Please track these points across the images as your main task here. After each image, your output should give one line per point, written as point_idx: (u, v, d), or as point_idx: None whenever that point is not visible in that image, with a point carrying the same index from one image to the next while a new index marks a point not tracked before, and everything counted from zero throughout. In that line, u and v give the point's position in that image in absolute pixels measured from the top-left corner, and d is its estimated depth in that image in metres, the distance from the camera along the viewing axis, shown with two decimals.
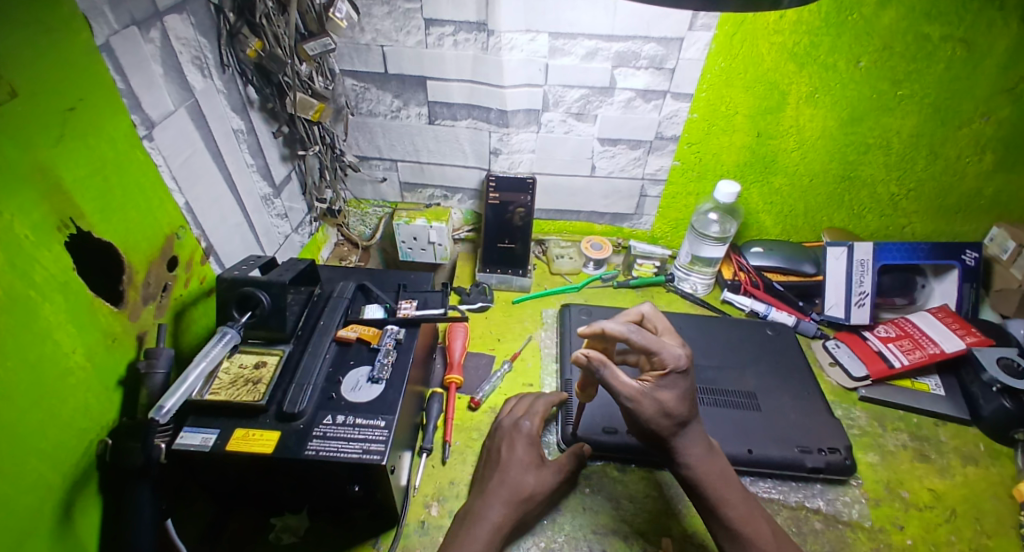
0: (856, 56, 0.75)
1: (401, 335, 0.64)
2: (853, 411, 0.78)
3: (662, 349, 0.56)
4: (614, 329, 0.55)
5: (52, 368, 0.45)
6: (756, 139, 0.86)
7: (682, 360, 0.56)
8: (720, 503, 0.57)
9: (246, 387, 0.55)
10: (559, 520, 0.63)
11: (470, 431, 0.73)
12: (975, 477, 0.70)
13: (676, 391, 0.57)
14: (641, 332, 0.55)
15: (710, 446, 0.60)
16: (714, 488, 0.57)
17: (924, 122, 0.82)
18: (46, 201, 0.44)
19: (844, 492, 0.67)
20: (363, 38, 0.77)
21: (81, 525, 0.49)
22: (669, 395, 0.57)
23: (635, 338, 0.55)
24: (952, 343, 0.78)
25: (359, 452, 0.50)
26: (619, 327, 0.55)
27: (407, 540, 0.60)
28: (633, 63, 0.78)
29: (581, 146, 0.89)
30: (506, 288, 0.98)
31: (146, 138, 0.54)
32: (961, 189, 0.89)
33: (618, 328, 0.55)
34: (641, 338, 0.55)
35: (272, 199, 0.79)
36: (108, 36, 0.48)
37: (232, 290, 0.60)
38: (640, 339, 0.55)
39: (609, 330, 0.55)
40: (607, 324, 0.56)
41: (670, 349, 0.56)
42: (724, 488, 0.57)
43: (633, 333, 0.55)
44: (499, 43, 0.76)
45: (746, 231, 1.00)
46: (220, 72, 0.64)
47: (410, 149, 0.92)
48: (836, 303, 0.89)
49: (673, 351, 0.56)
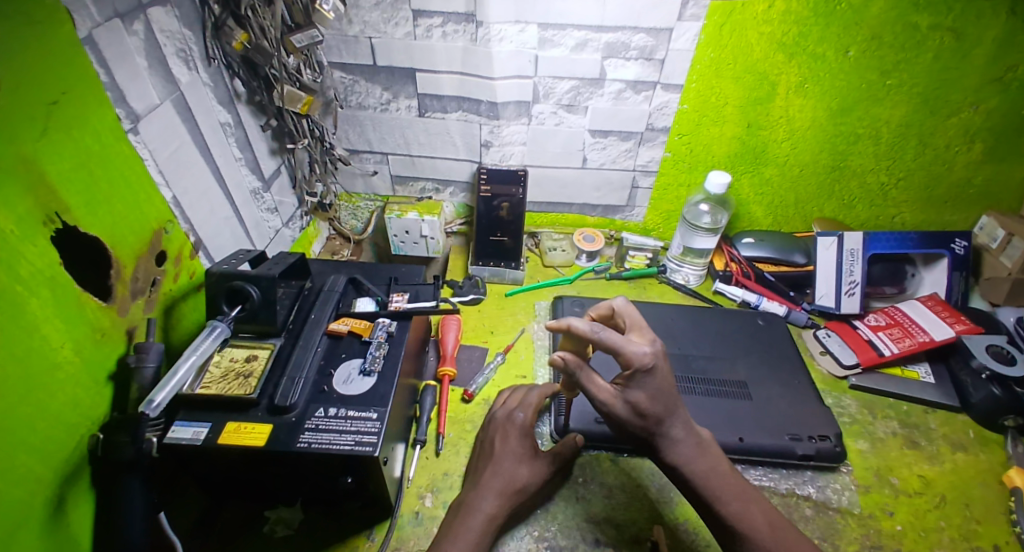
0: (845, 46, 0.76)
1: (393, 327, 0.64)
2: (843, 399, 0.79)
3: (625, 350, 0.52)
4: (579, 328, 0.53)
5: (40, 363, 0.45)
6: (746, 131, 0.86)
7: (647, 358, 0.53)
8: (714, 498, 0.56)
9: (236, 381, 0.55)
10: (552, 509, 0.63)
11: (463, 423, 0.73)
12: (964, 463, 0.71)
13: (647, 392, 0.55)
14: (605, 333, 0.52)
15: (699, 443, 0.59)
16: (706, 482, 0.57)
17: (913, 112, 0.82)
18: (30, 194, 0.43)
19: (834, 479, 0.68)
20: (351, 30, 0.77)
21: (72, 520, 0.48)
22: (638, 394, 0.55)
23: (599, 339, 0.53)
24: (941, 331, 0.79)
25: (351, 444, 0.50)
26: (583, 326, 0.53)
27: (401, 532, 0.60)
28: (622, 54, 0.78)
29: (572, 137, 0.89)
30: (498, 281, 0.98)
31: (131, 131, 0.53)
32: (951, 179, 0.89)
33: (583, 327, 0.53)
34: (605, 339, 0.52)
35: (261, 193, 0.78)
36: (91, 28, 0.47)
37: (222, 283, 0.59)
38: (603, 340, 0.53)
39: (573, 328, 0.54)
40: (573, 321, 0.54)
41: (633, 348, 0.52)
42: (717, 483, 0.57)
43: (598, 334, 0.52)
44: (489, 34, 0.76)
45: (737, 222, 1.01)
46: (206, 65, 0.64)
47: (400, 142, 0.91)
48: (826, 293, 0.90)
49: (637, 350, 0.52)
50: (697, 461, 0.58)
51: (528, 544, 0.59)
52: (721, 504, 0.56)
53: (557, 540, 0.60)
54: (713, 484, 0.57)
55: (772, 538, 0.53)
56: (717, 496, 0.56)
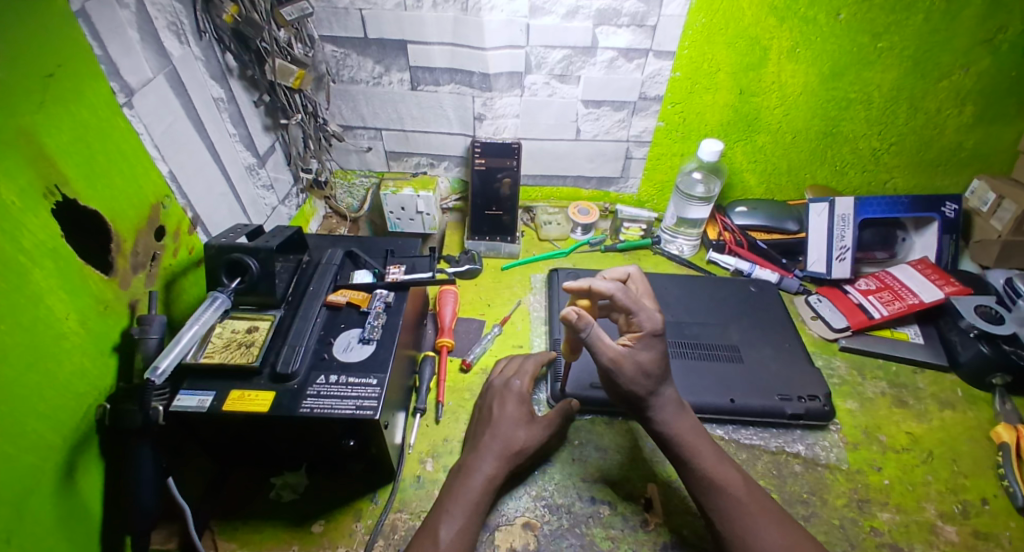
0: (837, 8, 0.75)
1: (389, 298, 0.66)
2: (833, 362, 0.81)
3: (642, 311, 0.58)
4: (600, 288, 0.56)
5: (46, 333, 0.46)
6: (739, 98, 0.86)
7: (658, 323, 0.59)
8: (692, 456, 0.59)
9: (239, 350, 0.56)
10: (549, 471, 0.65)
11: (462, 391, 0.75)
12: (952, 421, 0.73)
13: (653, 353, 0.59)
14: (626, 293, 0.57)
15: (681, 404, 0.63)
16: (686, 441, 0.60)
17: (905, 75, 0.82)
18: (31, 167, 0.44)
19: (823, 437, 0.70)
20: (340, 1, 0.76)
21: (83, 487, 0.50)
22: (646, 354, 0.59)
23: (619, 298, 0.57)
24: (931, 294, 0.80)
25: (353, 408, 0.52)
26: (607, 285, 0.56)
27: (404, 494, 0.63)
28: (614, 21, 0.77)
29: (565, 109, 0.89)
30: (494, 255, 0.99)
31: (126, 105, 0.54)
32: (942, 143, 0.90)
33: (606, 287, 0.56)
34: (625, 299, 0.57)
35: (257, 169, 0.79)
36: (83, 1, 0.48)
37: (221, 256, 0.60)
38: (623, 300, 0.57)
39: (596, 288, 0.56)
40: (595, 282, 0.56)
41: (648, 311, 0.58)
42: (696, 441, 0.60)
43: (618, 293, 0.57)
44: (479, 3, 0.75)
45: (730, 192, 1.01)
46: (197, 39, 0.64)
47: (393, 117, 0.91)
48: (818, 259, 0.91)
49: (651, 314, 0.58)
50: (679, 420, 0.61)
51: (526, 503, 0.62)
52: (699, 460, 0.58)
53: (554, 498, 0.63)
54: (691, 441, 0.60)
55: (746, 491, 0.56)
56: (695, 452, 0.59)
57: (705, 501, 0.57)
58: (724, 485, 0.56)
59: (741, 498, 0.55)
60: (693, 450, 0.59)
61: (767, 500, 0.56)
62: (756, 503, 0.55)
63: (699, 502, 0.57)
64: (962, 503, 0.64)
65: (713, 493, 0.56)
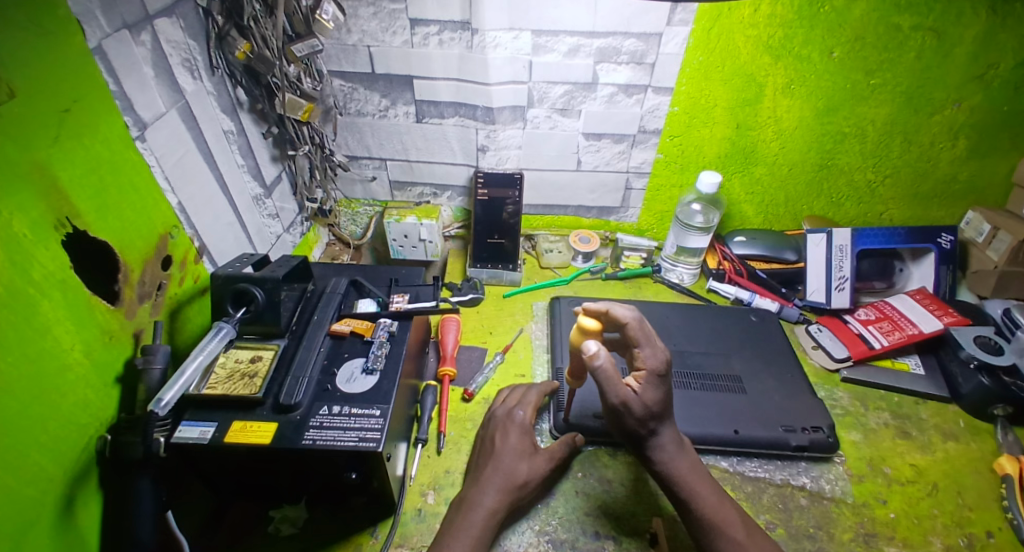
0: (830, 48, 0.78)
1: (394, 327, 0.66)
2: (835, 392, 0.81)
3: (649, 346, 0.59)
4: (618, 313, 0.59)
5: (51, 364, 0.46)
6: (736, 131, 0.89)
7: (663, 362, 0.59)
8: (691, 495, 0.58)
9: (242, 381, 0.56)
10: (553, 504, 0.64)
11: (464, 421, 0.74)
12: (956, 453, 0.73)
13: (652, 393, 0.59)
14: (641, 323, 0.59)
15: (680, 443, 0.62)
16: (685, 481, 0.59)
17: (898, 111, 0.85)
18: (44, 200, 0.45)
19: (828, 469, 0.70)
20: (349, 39, 0.79)
21: (82, 520, 0.49)
22: (648, 394, 0.59)
23: (634, 327, 0.59)
24: (930, 324, 0.81)
25: (355, 440, 0.51)
26: (624, 311, 0.59)
27: (405, 528, 0.62)
28: (614, 58, 0.80)
29: (566, 141, 0.91)
30: (496, 283, 0.99)
31: (139, 138, 0.55)
32: (936, 175, 0.92)
33: (624, 312, 0.59)
34: (638, 329, 0.59)
35: (263, 199, 0.80)
36: (101, 38, 0.49)
37: (227, 286, 0.61)
38: (637, 330, 0.59)
39: (614, 313, 0.59)
40: (613, 306, 0.60)
41: (655, 348, 0.59)
42: (695, 482, 0.59)
43: (634, 321, 0.59)
44: (484, 42, 0.78)
45: (729, 222, 1.03)
46: (210, 74, 0.65)
47: (398, 148, 0.93)
48: (818, 289, 0.92)
49: (657, 352, 0.59)
50: (678, 459, 0.60)
51: (530, 538, 0.61)
52: (698, 500, 0.58)
53: (558, 533, 0.62)
54: (690, 481, 0.59)
55: (746, 535, 0.55)
56: (694, 491, 0.58)
57: (704, 543, 0.56)
58: (723, 527, 0.56)
59: (739, 540, 0.55)
60: (691, 490, 0.58)
61: (767, 542, 0.55)
62: (755, 546, 0.54)
63: (699, 544, 0.57)
64: (968, 536, 0.63)
65: (712, 535, 0.56)
